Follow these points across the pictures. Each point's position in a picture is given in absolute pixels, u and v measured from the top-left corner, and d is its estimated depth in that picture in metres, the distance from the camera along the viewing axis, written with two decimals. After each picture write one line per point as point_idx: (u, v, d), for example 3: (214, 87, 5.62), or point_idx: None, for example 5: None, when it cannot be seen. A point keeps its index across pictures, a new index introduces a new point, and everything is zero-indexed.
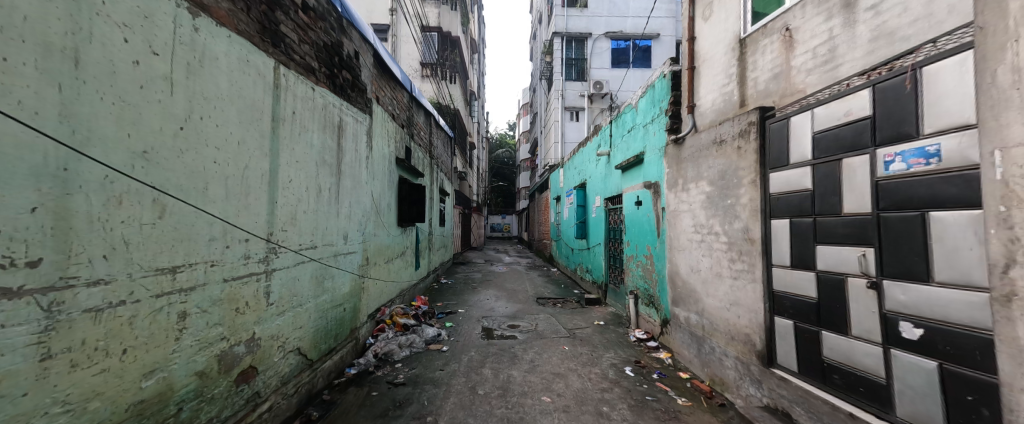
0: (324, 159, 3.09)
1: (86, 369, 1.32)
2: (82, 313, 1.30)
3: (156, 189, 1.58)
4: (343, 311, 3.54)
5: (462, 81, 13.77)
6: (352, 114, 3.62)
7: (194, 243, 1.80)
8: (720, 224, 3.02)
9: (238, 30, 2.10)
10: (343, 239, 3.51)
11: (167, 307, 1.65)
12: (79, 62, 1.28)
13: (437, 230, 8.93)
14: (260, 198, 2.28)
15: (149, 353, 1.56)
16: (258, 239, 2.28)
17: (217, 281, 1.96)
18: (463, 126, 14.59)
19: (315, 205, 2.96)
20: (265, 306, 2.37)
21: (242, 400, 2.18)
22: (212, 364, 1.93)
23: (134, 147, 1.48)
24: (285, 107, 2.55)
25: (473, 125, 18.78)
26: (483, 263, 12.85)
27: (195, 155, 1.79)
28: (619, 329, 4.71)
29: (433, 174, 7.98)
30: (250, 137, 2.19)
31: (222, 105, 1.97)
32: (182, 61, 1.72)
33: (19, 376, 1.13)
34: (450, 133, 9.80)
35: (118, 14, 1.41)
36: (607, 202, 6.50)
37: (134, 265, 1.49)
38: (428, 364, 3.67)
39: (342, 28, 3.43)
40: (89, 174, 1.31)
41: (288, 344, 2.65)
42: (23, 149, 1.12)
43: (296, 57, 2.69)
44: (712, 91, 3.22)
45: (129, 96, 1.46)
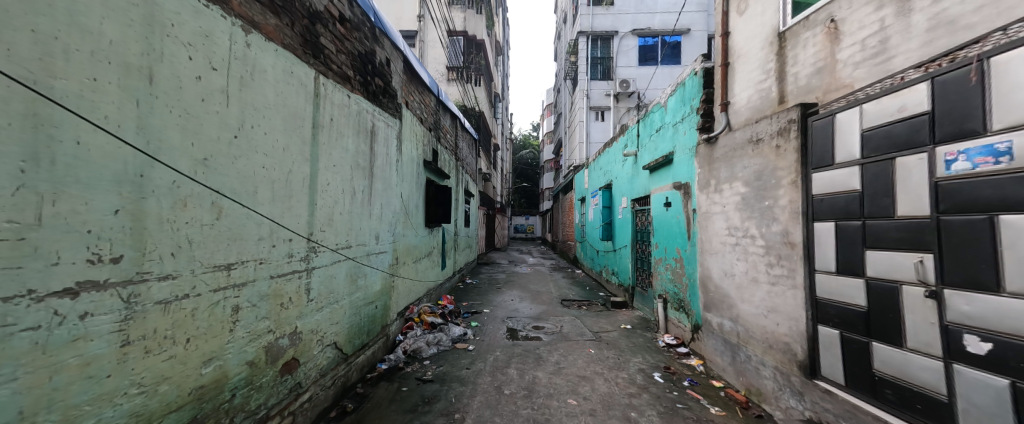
0: (358, 163, 3.24)
1: (157, 356, 1.46)
2: (153, 305, 1.44)
3: (214, 193, 1.72)
4: (375, 308, 3.68)
5: (485, 83, 13.90)
6: (383, 119, 3.77)
7: (245, 243, 1.95)
8: (757, 227, 2.90)
9: (284, 44, 2.25)
10: (375, 240, 3.66)
11: (222, 301, 1.80)
12: (153, 79, 1.42)
13: (462, 231, 9.11)
14: (301, 201, 2.43)
15: (207, 343, 1.71)
16: (300, 239, 2.42)
17: (265, 277, 2.11)
18: (487, 129, 14.71)
19: (350, 207, 3.11)
20: (306, 302, 2.52)
21: (287, 389, 2.34)
22: (260, 354, 2.08)
23: (196, 155, 1.62)
24: (324, 114, 2.70)
25: (496, 127, 18.93)
26: (506, 264, 12.92)
27: (247, 161, 1.94)
28: (646, 334, 4.61)
29: (458, 176, 8.13)
30: (294, 143, 2.34)
31: (269, 114, 2.11)
32: (235, 74, 1.86)
33: (103, 360, 1.26)
34: (475, 135, 9.93)
35: (184, 34, 1.56)
36: (634, 203, 6.36)
37: (196, 262, 1.64)
38: (454, 363, 3.75)
39: (375, 37, 3.57)
40: (160, 180, 1.45)
41: (326, 338, 2.80)
42: (109, 158, 1.26)
43: (333, 66, 2.83)
44: (747, 88, 3.10)
45: (193, 109, 1.60)
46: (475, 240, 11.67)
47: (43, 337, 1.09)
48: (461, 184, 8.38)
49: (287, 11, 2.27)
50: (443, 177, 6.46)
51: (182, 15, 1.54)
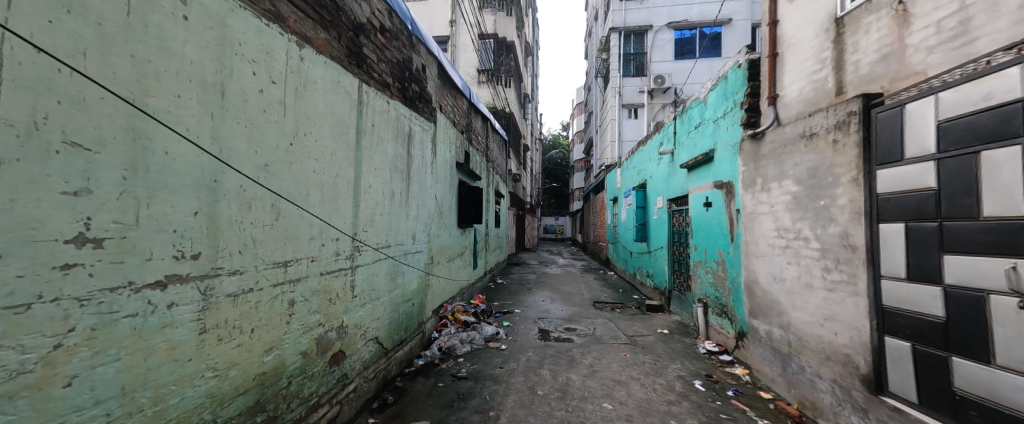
0: (397, 166, 3.39)
1: (227, 343, 1.61)
2: (224, 298, 1.59)
3: (273, 196, 1.87)
4: (411, 306, 3.82)
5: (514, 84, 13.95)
6: (420, 123, 3.91)
7: (299, 242, 2.10)
8: (810, 229, 2.70)
9: (332, 56, 2.40)
10: (412, 240, 3.79)
11: (280, 295, 1.95)
12: (224, 93, 1.57)
13: (493, 232, 9.20)
14: (347, 202, 2.57)
15: (267, 333, 1.86)
16: (345, 239, 2.57)
17: (316, 274, 2.26)
18: (517, 129, 14.77)
19: (389, 208, 3.25)
20: (351, 298, 2.67)
21: (334, 380, 2.49)
22: (312, 346, 2.24)
23: (259, 161, 1.78)
24: (366, 120, 2.85)
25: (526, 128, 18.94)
26: (536, 264, 12.89)
27: (300, 166, 2.09)
28: (685, 340, 4.42)
29: (489, 177, 8.22)
30: (340, 149, 2.49)
31: (319, 122, 2.26)
32: (291, 86, 2.01)
33: (185, 346, 1.41)
34: (505, 137, 10.00)
35: (249, 52, 1.71)
36: (671, 203, 6.11)
37: (258, 259, 1.79)
38: (488, 362, 3.80)
39: (412, 45, 3.71)
40: (229, 185, 1.60)
41: (369, 333, 2.95)
42: (190, 166, 1.41)
43: (375, 74, 2.97)
44: (798, 79, 2.89)
45: (256, 120, 1.75)
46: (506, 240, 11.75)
47: (141, 323, 1.23)
48: (491, 185, 8.48)
49: (335, 25, 2.42)
50: (475, 179, 6.57)
51: (247, 35, 1.70)
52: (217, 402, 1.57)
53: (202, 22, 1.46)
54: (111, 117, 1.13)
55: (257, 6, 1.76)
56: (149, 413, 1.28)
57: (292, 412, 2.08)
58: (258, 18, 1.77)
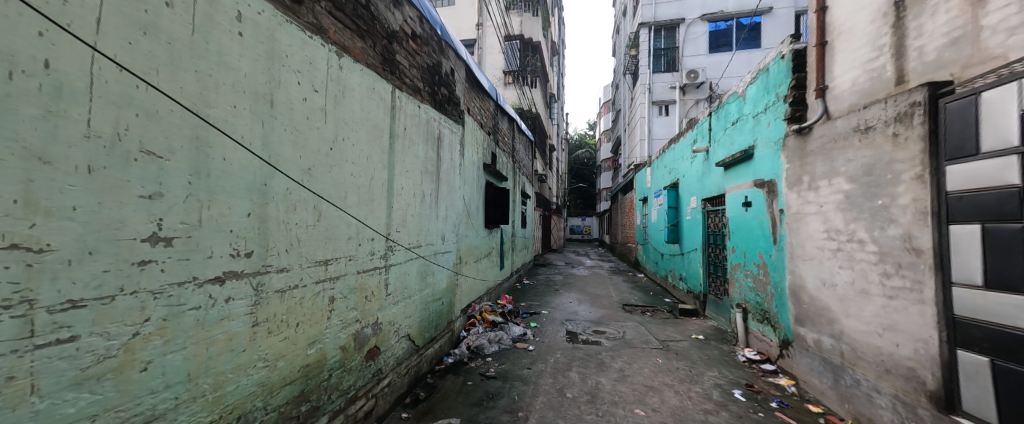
0: (427, 168, 3.48)
1: (275, 336, 1.72)
2: (273, 293, 1.70)
3: (316, 198, 1.98)
4: (441, 305, 3.90)
5: (540, 84, 13.94)
6: (449, 126, 3.99)
7: (338, 242, 2.21)
8: (866, 231, 2.49)
9: (368, 64, 2.50)
10: (441, 240, 3.88)
11: (322, 292, 2.06)
12: (272, 102, 1.68)
13: (519, 233, 9.21)
14: (381, 204, 2.67)
15: (311, 327, 1.97)
16: (380, 239, 2.67)
17: (353, 272, 2.37)
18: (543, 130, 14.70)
19: (420, 209, 3.34)
20: (385, 296, 2.77)
21: (370, 374, 2.59)
22: (350, 341, 2.34)
23: (303, 165, 1.88)
24: (399, 124, 2.94)
25: (552, 127, 18.82)
26: (563, 265, 12.77)
27: (339, 169, 2.19)
28: (723, 346, 4.21)
29: (516, 178, 8.23)
30: (375, 152, 2.59)
31: (357, 127, 2.37)
32: (331, 94, 2.12)
33: (240, 337, 1.52)
34: (531, 137, 9.99)
35: (294, 63, 1.82)
36: (706, 204, 5.84)
37: (303, 258, 1.90)
38: (516, 362, 3.81)
39: (441, 50, 3.80)
40: (277, 188, 1.71)
41: (401, 330, 3.04)
42: (244, 171, 1.52)
43: (406, 80, 3.07)
44: (851, 69, 2.68)
45: (300, 127, 1.86)
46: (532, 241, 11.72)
47: (203, 316, 1.35)
48: (518, 186, 8.49)
49: (370, 34, 2.52)
50: (501, 180, 6.62)
51: (293, 47, 1.80)
52: (268, 391, 1.69)
53: (254, 36, 1.57)
54: (179, 127, 1.24)
55: (302, 20, 1.87)
56: (210, 398, 1.40)
57: (333, 403, 2.19)
58: (302, 31, 1.88)
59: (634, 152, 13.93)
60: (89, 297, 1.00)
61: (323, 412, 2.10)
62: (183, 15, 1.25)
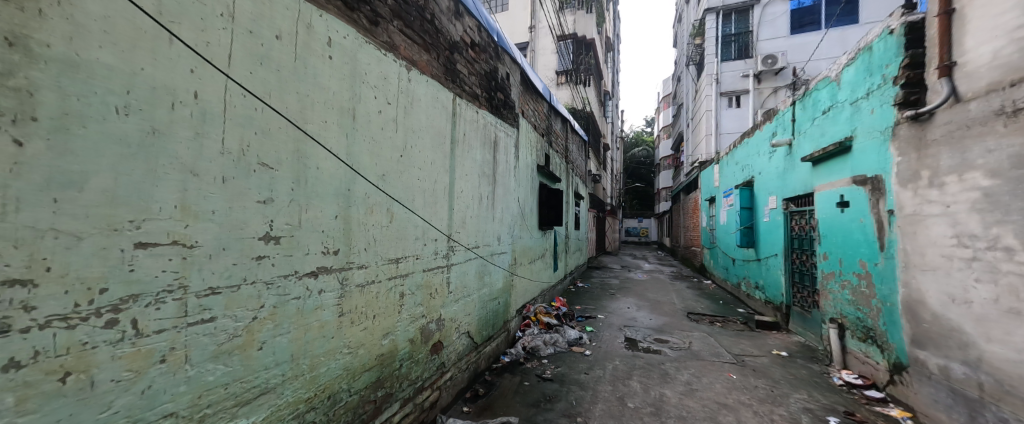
0: (484, 171, 3.58)
1: (357, 326, 1.91)
2: (355, 288, 1.89)
3: (389, 202, 2.15)
4: (498, 304, 3.98)
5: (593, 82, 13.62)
6: (504, 129, 4.07)
7: (407, 242, 2.37)
8: (1018, 237, 2.02)
9: (433, 76, 2.66)
10: (498, 241, 3.96)
11: (394, 288, 2.23)
12: (355, 115, 1.86)
13: (573, 235, 9.04)
14: (443, 206, 2.82)
15: (385, 320, 2.15)
16: (442, 239, 2.82)
17: (420, 271, 2.53)
18: (597, 129, 14.29)
19: (478, 211, 3.45)
20: (447, 293, 2.91)
21: (435, 367, 2.74)
22: (417, 334, 2.51)
23: (378, 172, 2.06)
24: (459, 130, 3.08)
25: (606, 126, 18.22)
26: (619, 269, 12.27)
27: (408, 174, 2.36)
28: (812, 366, 3.70)
29: (569, 178, 8.11)
30: (438, 158, 2.74)
31: (423, 135, 2.53)
32: (401, 105, 2.29)
33: (329, 326, 1.71)
34: (584, 137, 9.80)
35: (372, 79, 2.00)
36: (789, 204, 5.19)
37: (378, 256, 2.07)
38: (573, 366, 3.75)
39: (498, 56, 3.89)
40: (358, 193, 1.89)
41: (462, 327, 3.17)
42: (333, 178, 1.71)
43: (466, 87, 3.20)
44: (990, 40, 2.21)
45: (377, 137, 2.04)
46: (586, 243, 11.44)
47: (302, 305, 1.55)
48: (571, 186, 8.35)
49: (435, 47, 2.68)
50: (555, 181, 6.57)
51: (371, 65, 1.98)
52: (351, 374, 1.88)
53: (342, 59, 1.77)
54: (285, 142, 1.44)
55: (378, 40, 2.05)
56: (308, 377, 1.60)
57: (403, 392, 2.36)
58: (379, 50, 2.06)
59: (698, 148, 12.82)
60: (223, 285, 1.21)
61: (395, 398, 2.27)
62: (288, 46, 1.45)
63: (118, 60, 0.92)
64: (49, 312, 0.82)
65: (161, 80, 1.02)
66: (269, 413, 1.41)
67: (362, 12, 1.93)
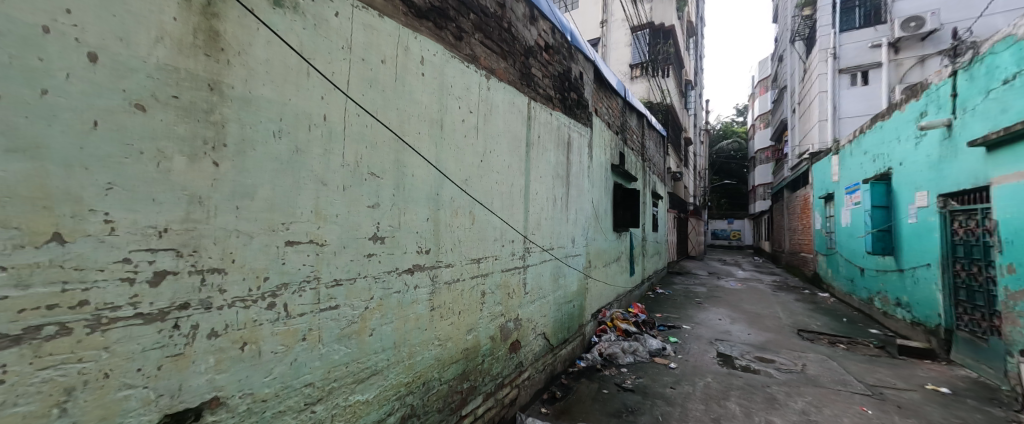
0: (558, 173, 3.56)
1: (446, 320, 2.06)
2: (443, 285, 2.04)
3: (470, 205, 2.28)
4: (573, 307, 3.91)
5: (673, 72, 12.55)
6: (578, 129, 3.99)
7: (486, 243, 2.47)
8: None
9: (509, 82, 2.74)
10: (572, 243, 3.90)
11: (476, 286, 2.35)
12: (443, 125, 2.01)
13: (651, 237, 8.44)
14: (519, 208, 2.87)
15: (469, 317, 2.27)
16: (519, 241, 2.88)
17: (499, 271, 2.61)
18: (678, 122, 13.15)
19: (552, 213, 3.44)
20: (524, 294, 2.96)
21: (514, 365, 2.81)
22: (497, 332, 2.60)
23: (462, 177, 2.19)
24: (534, 132, 3.11)
25: (688, 119, 16.62)
26: (706, 275, 11.09)
27: (487, 178, 2.46)
28: (991, 411, 2.85)
29: (646, 177, 7.60)
30: (515, 160, 2.80)
31: (500, 139, 2.61)
32: (482, 112, 2.41)
33: (423, 319, 1.87)
34: (663, 133, 9.12)
35: (457, 91, 2.14)
36: (948, 202, 4.09)
37: (462, 256, 2.21)
38: (656, 378, 3.50)
39: (571, 55, 3.85)
40: (446, 196, 2.04)
41: (538, 328, 3.19)
42: (425, 183, 1.87)
43: (540, 90, 3.22)
44: None
45: (460, 144, 2.17)
46: (665, 246, 10.56)
47: (402, 298, 1.72)
48: (648, 186, 7.81)
49: (511, 54, 2.76)
50: (630, 181, 6.23)
51: (456, 78, 2.12)
52: (441, 365, 2.03)
53: (432, 75, 1.93)
54: (388, 153, 1.62)
55: (461, 53, 2.19)
56: (407, 363, 1.77)
57: (486, 386, 2.47)
58: (462, 63, 2.20)
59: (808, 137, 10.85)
60: (345, 278, 1.42)
61: (478, 391, 2.39)
62: (390, 68, 1.64)
63: (275, 95, 1.15)
64: (234, 294, 1.06)
65: (303, 107, 1.24)
66: (378, 391, 1.60)
67: (448, 29, 2.08)
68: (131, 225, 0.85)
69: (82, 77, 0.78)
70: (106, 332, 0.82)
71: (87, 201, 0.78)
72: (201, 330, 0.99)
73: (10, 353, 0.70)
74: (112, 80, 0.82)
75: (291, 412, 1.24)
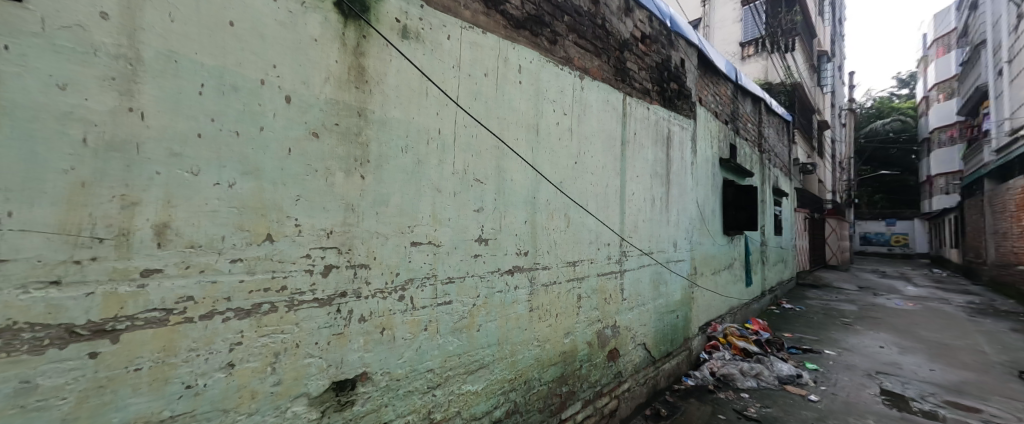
0: (657, 171, 3.28)
1: (544, 322, 2.09)
2: (541, 286, 2.07)
3: (565, 207, 2.26)
4: (677, 317, 3.56)
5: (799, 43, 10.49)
6: (679, 122, 3.63)
7: (582, 246, 2.42)
8: None
9: (603, 79, 2.65)
10: (675, 247, 3.55)
11: (572, 289, 2.32)
12: (539, 129, 2.05)
13: (774, 241, 7.14)
14: (615, 210, 2.74)
15: (566, 320, 2.26)
16: (616, 243, 2.74)
17: (594, 275, 2.53)
18: (808, 103, 10.89)
19: (651, 214, 3.19)
20: (622, 300, 2.80)
21: (612, 374, 2.69)
22: (594, 338, 2.52)
23: (557, 179, 2.19)
24: (630, 130, 2.94)
25: (822, 98, 13.68)
26: (857, 291, 8.86)
27: (582, 180, 2.41)
28: None
29: (766, 171, 6.47)
30: (609, 160, 2.69)
31: (594, 139, 2.53)
32: (576, 114, 2.37)
33: (522, 319, 1.93)
34: (788, 118, 7.68)
35: (551, 94, 2.16)
36: None
37: (559, 259, 2.20)
38: (790, 410, 2.93)
39: (671, 42, 3.53)
40: (542, 199, 2.07)
41: (638, 338, 2.99)
42: (523, 187, 1.92)
43: (636, 84, 3.03)
44: None
45: (554, 147, 2.17)
46: (793, 253, 8.82)
47: (504, 297, 1.81)
48: (769, 181, 6.63)
49: (606, 50, 2.66)
50: (745, 176, 5.39)
51: (551, 82, 2.15)
52: (540, 365, 2.06)
53: (529, 82, 2.00)
54: (490, 160, 1.72)
55: (555, 56, 2.20)
56: (510, 360, 1.85)
57: (584, 393, 2.42)
58: (557, 65, 2.21)
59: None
60: (456, 276, 1.55)
61: (577, 397, 2.35)
62: (492, 79, 1.75)
63: (403, 115, 1.33)
64: (375, 286, 1.25)
65: (422, 124, 1.40)
66: (485, 384, 1.71)
67: (543, 35, 2.11)
68: (310, 229, 1.08)
69: (282, 116, 1.02)
70: (296, 311, 1.06)
71: (285, 209, 1.03)
72: (354, 315, 1.19)
73: (244, 322, 0.95)
74: (299, 115, 1.06)
75: (417, 392, 1.41)
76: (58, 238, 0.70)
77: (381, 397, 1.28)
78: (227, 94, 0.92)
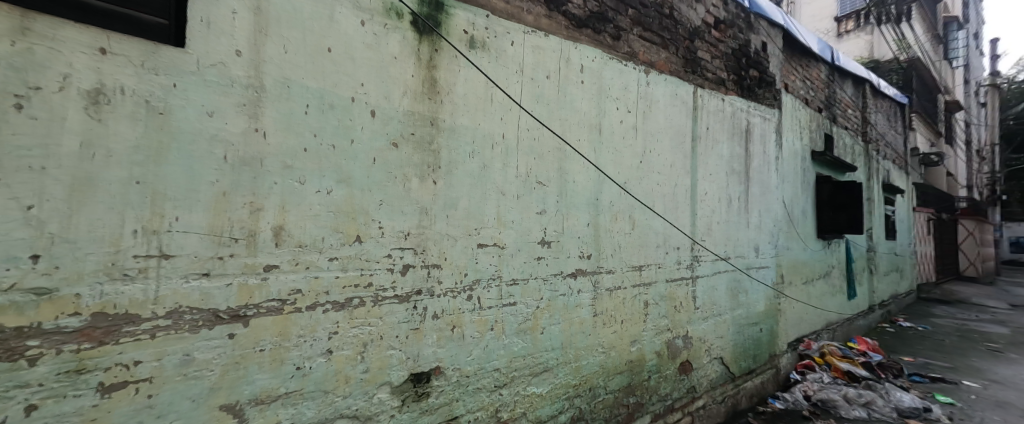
0: (734, 168, 2.98)
1: (609, 328, 2.01)
2: (606, 291, 2.00)
3: (630, 209, 2.16)
4: (760, 331, 3.18)
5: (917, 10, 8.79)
6: (761, 113, 3.26)
7: (649, 249, 2.28)
8: None
9: (672, 72, 2.48)
10: (757, 253, 3.17)
11: (638, 295, 2.20)
12: (602, 129, 1.99)
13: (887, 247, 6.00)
14: (685, 211, 2.55)
15: (632, 327, 2.15)
16: (687, 247, 2.54)
17: (663, 280, 2.37)
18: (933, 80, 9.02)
19: (728, 215, 2.90)
20: (694, 309, 2.59)
21: (685, 389, 2.49)
22: (664, 348, 2.36)
23: (621, 179, 2.10)
24: (702, 124, 2.71)
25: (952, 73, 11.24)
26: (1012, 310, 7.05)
27: (648, 179, 2.28)
28: None
29: (875, 164, 5.49)
30: (679, 158, 2.51)
31: (662, 136, 2.39)
32: (641, 110, 2.26)
33: (587, 324, 1.88)
34: (905, 100, 6.44)
35: (615, 92, 2.08)
36: None
37: (624, 263, 2.11)
38: None
39: (750, 25, 3.19)
40: (606, 201, 2.00)
41: (713, 351, 2.72)
42: (585, 188, 1.88)
43: (709, 74, 2.79)
44: None
45: (617, 146, 2.08)
46: (914, 261, 7.33)
47: (568, 301, 1.78)
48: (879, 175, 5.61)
49: (674, 40, 2.49)
50: (845, 171, 4.64)
51: (614, 79, 2.07)
52: (606, 373, 1.99)
53: (592, 81, 1.95)
54: (553, 162, 1.72)
55: (618, 53, 2.12)
56: (574, 365, 1.82)
57: (653, 406, 2.27)
58: (620, 62, 2.13)
59: None
60: (520, 278, 1.57)
61: (646, 409, 2.22)
62: (554, 81, 1.74)
63: (470, 122, 1.39)
64: (447, 285, 1.32)
65: (488, 129, 1.45)
66: (550, 387, 1.70)
67: (606, 31, 2.05)
68: (391, 231, 1.18)
69: (369, 129, 1.13)
70: (380, 306, 1.16)
71: (372, 214, 1.14)
72: (427, 312, 1.27)
73: (340, 313, 1.08)
74: (382, 127, 1.16)
75: (485, 390, 1.45)
76: (208, 238, 0.85)
77: (452, 391, 1.35)
78: (326, 112, 1.05)
